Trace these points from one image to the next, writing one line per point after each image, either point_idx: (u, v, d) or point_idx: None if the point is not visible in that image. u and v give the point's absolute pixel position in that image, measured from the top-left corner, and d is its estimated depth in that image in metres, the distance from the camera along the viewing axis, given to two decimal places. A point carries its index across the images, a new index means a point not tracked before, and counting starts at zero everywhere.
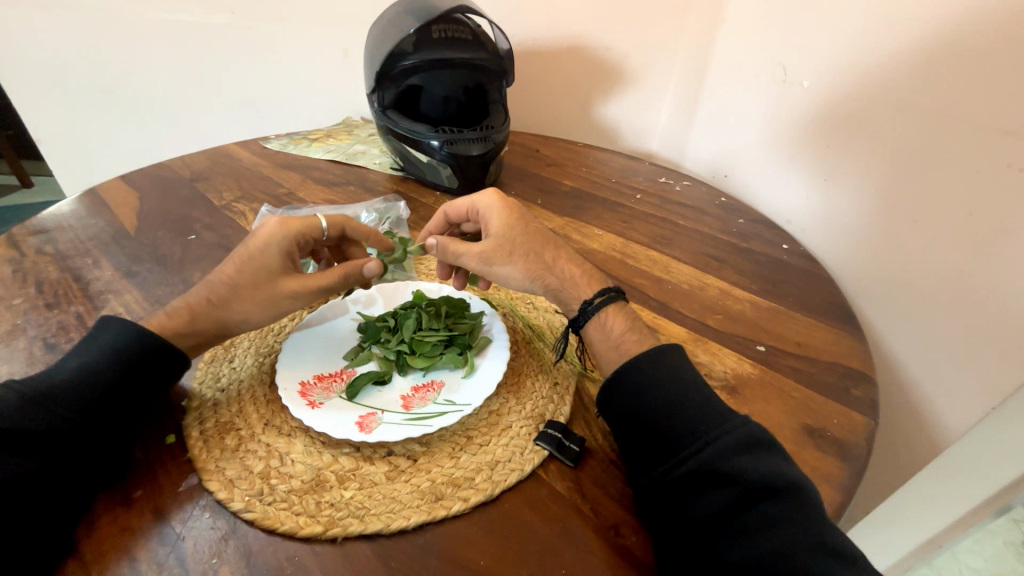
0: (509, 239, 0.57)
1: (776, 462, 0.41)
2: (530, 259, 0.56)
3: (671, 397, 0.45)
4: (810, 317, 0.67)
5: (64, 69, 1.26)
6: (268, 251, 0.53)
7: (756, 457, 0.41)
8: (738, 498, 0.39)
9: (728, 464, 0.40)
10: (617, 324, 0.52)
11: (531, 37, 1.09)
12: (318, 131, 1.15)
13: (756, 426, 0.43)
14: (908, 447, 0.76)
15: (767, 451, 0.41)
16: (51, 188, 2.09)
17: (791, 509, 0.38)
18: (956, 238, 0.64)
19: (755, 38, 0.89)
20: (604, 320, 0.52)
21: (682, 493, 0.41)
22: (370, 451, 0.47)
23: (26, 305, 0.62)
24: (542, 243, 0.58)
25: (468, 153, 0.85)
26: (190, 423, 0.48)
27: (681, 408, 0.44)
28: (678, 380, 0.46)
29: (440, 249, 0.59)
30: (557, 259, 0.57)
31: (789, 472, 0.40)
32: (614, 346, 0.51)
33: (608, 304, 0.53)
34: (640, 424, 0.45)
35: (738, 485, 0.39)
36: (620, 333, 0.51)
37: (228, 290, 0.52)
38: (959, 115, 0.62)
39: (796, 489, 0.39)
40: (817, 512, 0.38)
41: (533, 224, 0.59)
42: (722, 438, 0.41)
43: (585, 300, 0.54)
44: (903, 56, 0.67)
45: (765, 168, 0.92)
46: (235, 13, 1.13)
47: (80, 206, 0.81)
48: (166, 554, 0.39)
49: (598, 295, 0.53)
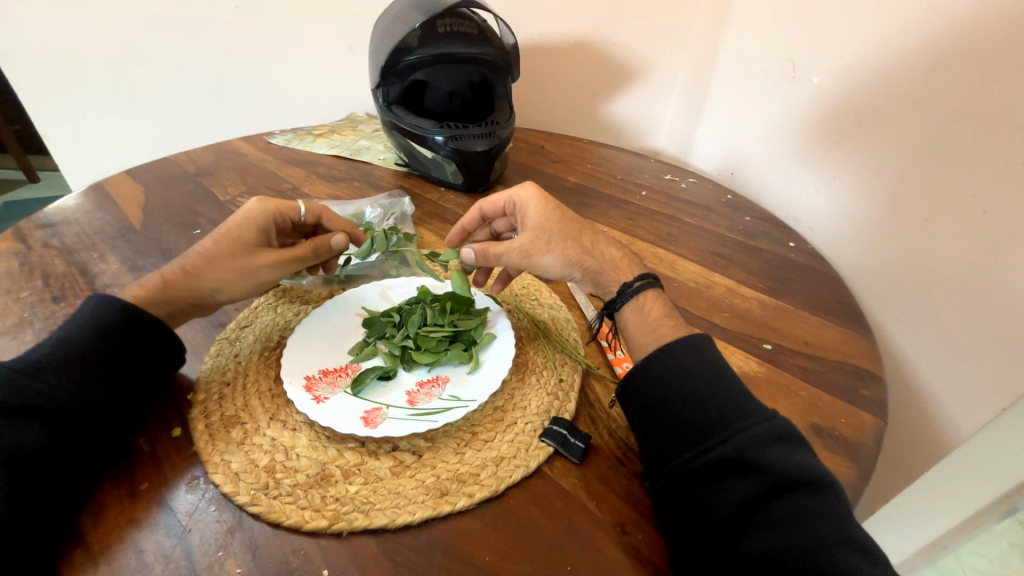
0: (546, 230, 0.57)
1: (789, 455, 0.40)
2: (568, 246, 0.56)
3: (694, 390, 0.44)
4: (817, 315, 0.67)
5: (69, 64, 1.25)
6: (248, 226, 0.56)
7: (782, 449, 0.40)
8: (758, 492, 0.39)
9: (755, 455, 0.40)
10: (654, 310, 0.53)
11: (537, 33, 1.08)
12: (323, 126, 1.15)
13: (781, 420, 0.42)
14: (915, 447, 0.75)
15: (791, 444, 0.41)
16: (57, 183, 2.10)
17: (802, 504, 0.38)
18: (968, 236, 0.63)
19: (764, 34, 0.88)
20: (642, 303, 0.53)
21: (703, 486, 0.40)
22: (375, 446, 0.47)
23: (33, 298, 0.62)
24: (578, 229, 0.58)
25: (474, 148, 0.85)
26: (195, 417, 0.48)
27: (700, 402, 0.44)
28: (711, 371, 0.46)
29: (482, 255, 0.57)
30: (595, 243, 0.57)
31: (813, 467, 0.40)
32: (650, 329, 0.51)
33: (647, 289, 0.54)
34: (658, 416, 0.44)
35: (759, 480, 0.39)
36: (657, 318, 0.52)
37: (203, 260, 0.54)
38: (972, 112, 0.61)
39: (819, 482, 0.39)
40: (830, 507, 0.38)
41: (568, 214, 0.59)
42: (750, 430, 0.41)
43: (624, 283, 0.55)
44: (915, 52, 0.66)
45: (773, 166, 0.92)
46: (241, 8, 1.13)
47: (86, 201, 0.81)
48: (172, 546, 0.39)
49: (638, 278, 0.55)
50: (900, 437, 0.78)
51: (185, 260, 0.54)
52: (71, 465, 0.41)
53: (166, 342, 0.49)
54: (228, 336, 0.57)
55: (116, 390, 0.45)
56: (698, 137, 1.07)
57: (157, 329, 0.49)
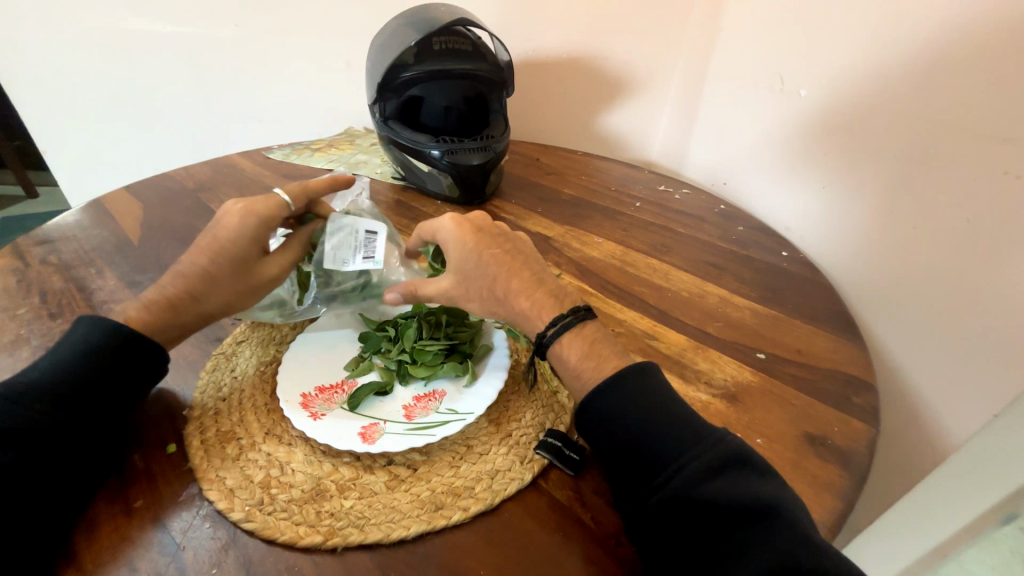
0: (464, 273, 0.54)
1: (741, 484, 0.39)
2: (485, 295, 0.53)
3: (637, 423, 0.43)
4: (809, 323, 0.67)
5: (70, 81, 1.27)
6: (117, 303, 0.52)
7: (726, 478, 0.39)
8: (710, 527, 0.37)
9: (695, 492, 0.39)
10: (575, 349, 0.49)
11: (531, 49, 1.09)
12: (321, 141, 1.16)
13: (731, 442, 0.41)
14: (914, 455, 0.74)
15: (736, 470, 0.40)
16: (55, 198, 2.12)
17: (756, 537, 0.37)
18: (954, 243, 0.64)
19: (753, 46, 0.91)
20: (562, 348, 0.49)
21: (658, 522, 0.39)
22: (370, 461, 0.47)
23: (30, 315, 0.62)
24: (497, 275, 0.53)
25: (469, 162, 0.86)
26: (192, 432, 0.48)
27: (643, 433, 0.42)
28: (654, 403, 0.43)
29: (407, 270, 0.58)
30: (521, 306, 0.52)
31: (762, 494, 0.38)
32: (575, 374, 0.48)
33: (562, 333, 0.50)
34: (606, 449, 0.43)
35: (707, 511, 0.38)
36: (580, 357, 0.48)
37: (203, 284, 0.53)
38: (954, 123, 0.62)
39: (769, 508, 0.37)
40: (790, 532, 0.37)
41: (495, 256, 0.54)
42: (688, 461, 0.40)
43: (539, 334, 0.50)
44: (898, 67, 0.68)
45: (764, 178, 0.93)
46: (240, 26, 1.14)
47: (84, 217, 0.82)
48: (165, 564, 0.39)
49: (549, 325, 0.50)
50: (897, 446, 0.77)
51: (193, 265, 0.53)
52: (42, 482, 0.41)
53: (150, 354, 0.49)
54: (224, 352, 0.57)
55: (96, 402, 0.45)
56: (690, 149, 1.08)
57: (138, 341, 0.49)
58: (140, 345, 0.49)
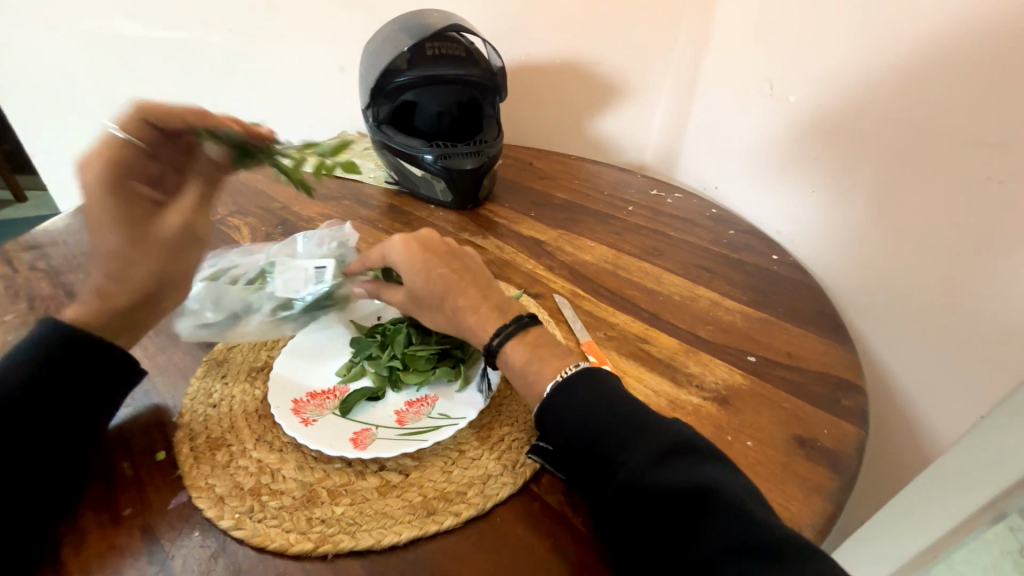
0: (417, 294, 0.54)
1: (694, 466, 0.39)
2: (439, 316, 0.53)
3: (588, 425, 0.43)
4: (798, 326, 0.68)
5: (59, 85, 1.26)
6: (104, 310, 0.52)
7: (676, 462, 0.39)
8: (671, 515, 0.37)
9: (646, 479, 0.39)
10: (520, 353, 0.49)
11: (524, 53, 1.07)
12: (314, 144, 1.16)
13: (678, 430, 0.41)
14: (903, 456, 0.75)
15: (683, 452, 0.40)
16: (45, 202, 2.09)
17: (712, 513, 0.36)
18: (939, 245, 0.65)
19: (744, 52, 0.91)
20: (510, 354, 0.50)
21: (624, 513, 0.39)
22: (362, 466, 0.46)
23: (17, 321, 0.62)
24: (447, 295, 0.52)
25: (462, 166, 0.86)
26: (181, 439, 0.48)
27: (599, 430, 0.43)
28: (602, 398, 0.44)
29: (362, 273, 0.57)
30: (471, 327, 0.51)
31: (710, 474, 0.38)
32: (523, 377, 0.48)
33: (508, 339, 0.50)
34: (567, 451, 0.43)
35: (663, 495, 0.38)
36: (525, 363, 0.49)
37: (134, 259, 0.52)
38: (939, 128, 0.63)
39: (717, 485, 0.37)
40: (745, 506, 0.37)
41: (444, 276, 0.53)
42: (637, 453, 0.40)
43: (485, 345, 0.50)
44: (886, 72, 0.69)
45: (755, 182, 0.93)
46: (232, 31, 1.14)
47: (73, 221, 0.81)
48: (154, 573, 0.39)
49: (495, 334, 0.50)
50: (886, 447, 0.78)
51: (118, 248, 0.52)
52: (29, 493, 0.41)
53: (116, 365, 0.46)
54: (215, 358, 0.57)
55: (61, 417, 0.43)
56: (682, 153, 1.09)
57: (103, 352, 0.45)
58: (104, 356, 0.45)
